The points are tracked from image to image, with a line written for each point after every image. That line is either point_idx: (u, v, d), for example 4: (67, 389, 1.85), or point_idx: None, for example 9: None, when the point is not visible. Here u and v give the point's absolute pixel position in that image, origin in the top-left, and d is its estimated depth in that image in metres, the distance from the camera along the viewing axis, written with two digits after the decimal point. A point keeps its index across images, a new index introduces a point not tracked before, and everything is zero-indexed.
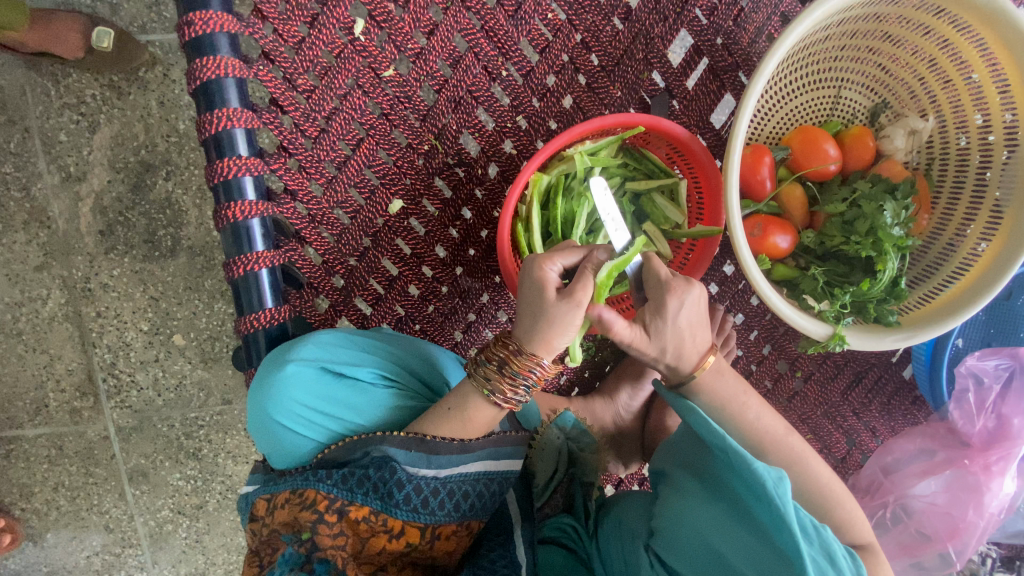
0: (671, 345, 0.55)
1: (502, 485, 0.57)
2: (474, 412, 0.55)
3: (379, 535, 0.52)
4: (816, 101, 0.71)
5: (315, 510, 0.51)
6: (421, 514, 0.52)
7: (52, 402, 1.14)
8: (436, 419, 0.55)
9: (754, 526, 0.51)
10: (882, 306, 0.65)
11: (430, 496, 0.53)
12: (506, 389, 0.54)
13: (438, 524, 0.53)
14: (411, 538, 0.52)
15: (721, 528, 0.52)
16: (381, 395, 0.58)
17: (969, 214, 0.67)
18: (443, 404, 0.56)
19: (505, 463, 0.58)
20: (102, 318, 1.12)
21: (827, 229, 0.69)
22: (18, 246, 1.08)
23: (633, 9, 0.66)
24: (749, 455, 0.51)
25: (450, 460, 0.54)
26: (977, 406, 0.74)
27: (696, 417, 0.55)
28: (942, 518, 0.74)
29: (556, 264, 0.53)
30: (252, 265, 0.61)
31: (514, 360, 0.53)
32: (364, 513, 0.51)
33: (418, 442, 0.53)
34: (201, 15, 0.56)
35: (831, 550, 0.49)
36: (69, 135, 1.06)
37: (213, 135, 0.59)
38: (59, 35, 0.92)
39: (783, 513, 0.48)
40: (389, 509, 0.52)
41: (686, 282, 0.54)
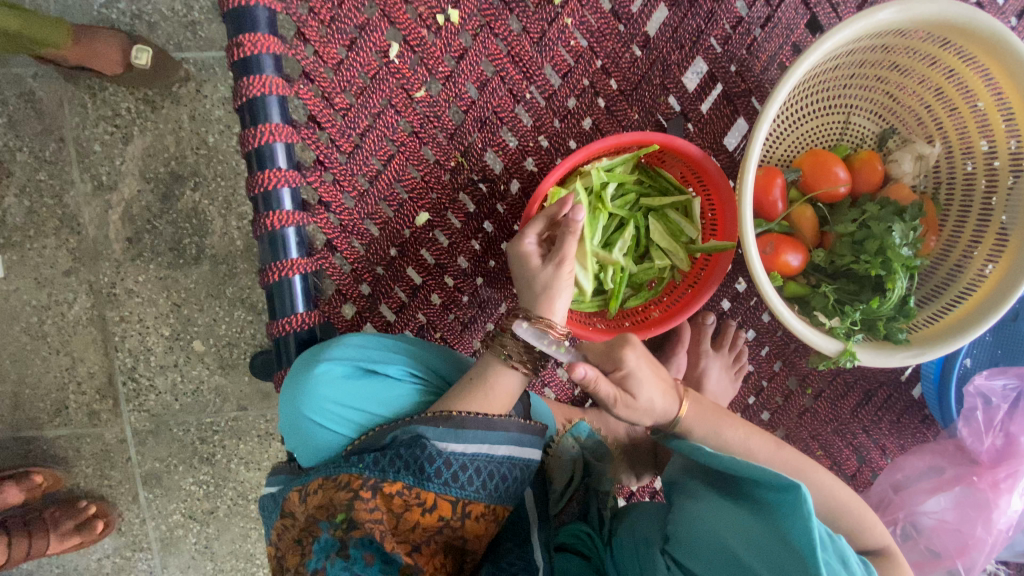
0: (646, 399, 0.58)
1: (524, 469, 0.59)
2: (495, 381, 0.58)
3: (412, 509, 0.53)
4: (826, 126, 0.74)
5: (351, 488, 0.53)
6: (452, 487, 0.54)
7: (73, 404, 1.17)
8: (459, 399, 0.57)
9: (773, 530, 0.51)
10: (891, 324, 0.67)
11: (459, 471, 0.54)
12: (519, 350, 0.58)
13: (468, 500, 0.55)
14: (442, 513, 0.54)
15: (738, 532, 0.53)
16: (408, 393, 0.60)
17: (976, 237, 0.70)
18: (466, 377, 0.59)
19: (529, 449, 0.59)
20: (125, 323, 1.15)
21: (838, 249, 0.71)
22: (48, 251, 1.12)
23: (651, 38, 0.70)
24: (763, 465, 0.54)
25: (477, 436, 0.55)
26: (985, 424, 0.75)
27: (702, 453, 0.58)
28: (951, 535, 0.74)
29: (530, 238, 0.61)
30: (286, 272, 0.64)
31: (520, 322, 0.59)
32: (397, 487, 0.53)
33: (445, 418, 0.55)
34: (249, 37, 0.60)
35: (845, 557, 0.51)
36: (103, 145, 1.11)
37: (255, 148, 0.62)
38: (99, 53, 0.96)
39: (800, 514, 0.50)
40: (422, 483, 0.53)
41: (623, 331, 0.59)
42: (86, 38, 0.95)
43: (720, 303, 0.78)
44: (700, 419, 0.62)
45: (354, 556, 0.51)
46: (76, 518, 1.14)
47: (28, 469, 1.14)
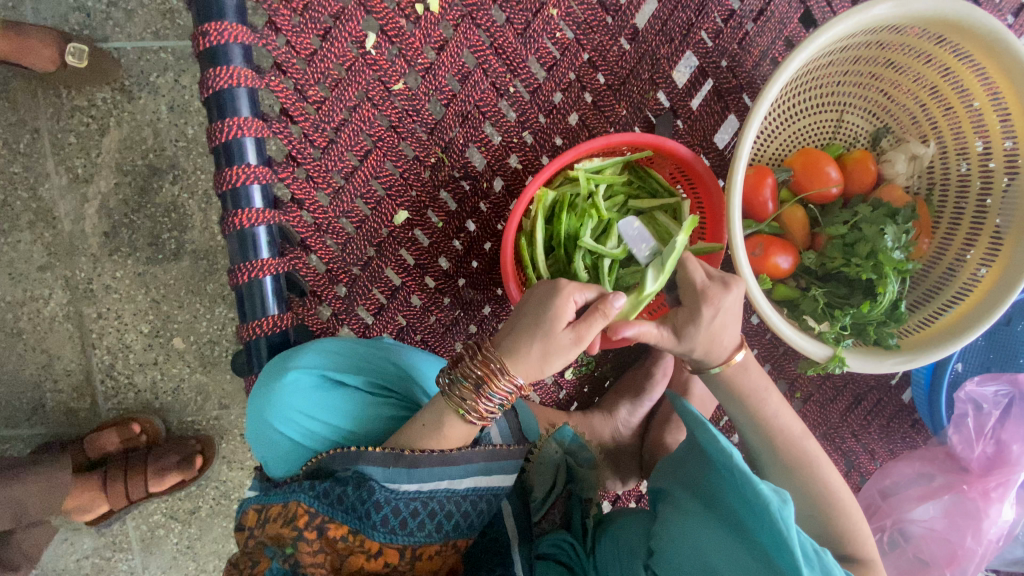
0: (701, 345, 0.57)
1: (487, 502, 0.57)
2: (449, 429, 0.55)
3: (357, 554, 0.51)
4: (818, 124, 0.71)
5: (295, 526, 0.50)
6: (399, 534, 0.52)
7: (50, 402, 1.14)
8: (414, 432, 0.55)
9: (751, 545, 0.51)
10: (881, 329, 0.66)
11: (408, 517, 0.52)
12: (482, 407, 0.54)
13: (417, 545, 0.53)
14: (389, 559, 0.52)
15: (720, 547, 0.52)
16: (378, 404, 0.59)
17: (970, 239, 0.68)
18: (419, 421, 0.55)
19: (494, 479, 0.58)
20: (102, 319, 1.12)
21: (828, 251, 0.69)
22: (22, 245, 1.09)
23: (640, 31, 0.68)
24: (753, 474, 0.52)
25: (432, 474, 0.54)
26: (976, 431, 0.73)
27: (705, 429, 0.57)
28: (940, 544, 0.73)
29: (575, 300, 0.53)
30: (256, 272, 0.61)
31: (495, 378, 0.52)
32: (342, 532, 0.51)
33: (396, 458, 0.53)
34: (216, 25, 0.57)
35: (832, 573, 0.49)
36: (78, 136, 1.07)
37: (223, 142, 0.59)
38: (33, 49, 0.94)
39: (785, 533, 0.48)
40: (366, 529, 0.51)
41: (723, 286, 0.56)
42: (16, 33, 0.93)
43: None
44: (733, 383, 0.60)
45: None
46: (182, 452, 1.10)
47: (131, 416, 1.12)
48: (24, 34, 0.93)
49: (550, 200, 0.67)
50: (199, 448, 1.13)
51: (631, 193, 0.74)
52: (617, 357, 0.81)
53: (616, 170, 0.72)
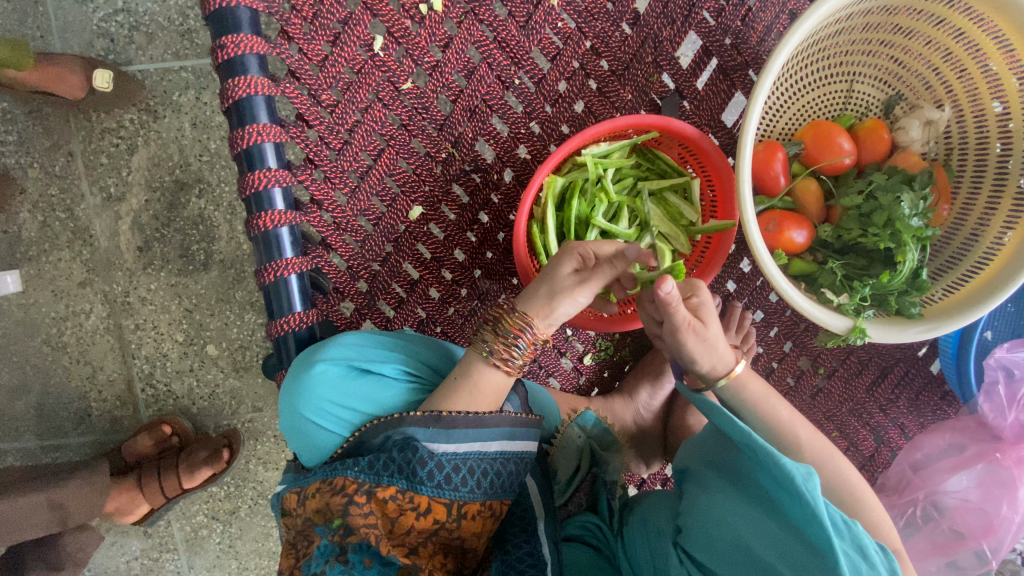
0: (702, 356, 0.58)
1: (516, 464, 0.59)
2: (479, 379, 0.58)
3: (406, 513, 0.53)
4: (828, 96, 0.71)
5: (345, 494, 0.53)
6: (445, 490, 0.54)
7: (95, 412, 1.20)
8: (445, 394, 0.58)
9: (782, 521, 0.52)
10: (903, 298, 0.65)
11: (451, 473, 0.55)
12: (503, 349, 0.58)
13: (462, 502, 0.55)
14: (438, 515, 0.54)
15: (753, 524, 0.53)
16: (403, 391, 0.60)
17: (991, 204, 0.66)
18: (450, 378, 0.59)
19: (522, 442, 0.59)
20: (140, 330, 1.18)
21: (844, 223, 0.68)
22: (62, 263, 1.15)
23: (641, 15, 0.68)
24: (777, 452, 0.52)
25: (467, 434, 0.56)
26: (1009, 399, 0.70)
27: (720, 415, 0.56)
28: (975, 515, 0.70)
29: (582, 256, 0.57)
30: (282, 272, 0.63)
31: (507, 317, 0.58)
32: (391, 492, 0.53)
33: (434, 419, 0.55)
34: (232, 38, 0.59)
35: (863, 544, 0.50)
36: (109, 157, 1.13)
37: (244, 149, 0.62)
38: (63, 76, 1.00)
39: (812, 507, 0.50)
40: (415, 487, 0.53)
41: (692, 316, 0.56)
42: (47, 62, 0.99)
43: (725, 285, 0.77)
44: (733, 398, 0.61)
45: (354, 561, 0.51)
46: (211, 446, 1.14)
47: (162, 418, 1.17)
48: (53, 63, 0.99)
49: (558, 185, 0.67)
50: (226, 442, 1.16)
51: (640, 175, 0.74)
52: (638, 341, 0.80)
53: (624, 153, 0.72)
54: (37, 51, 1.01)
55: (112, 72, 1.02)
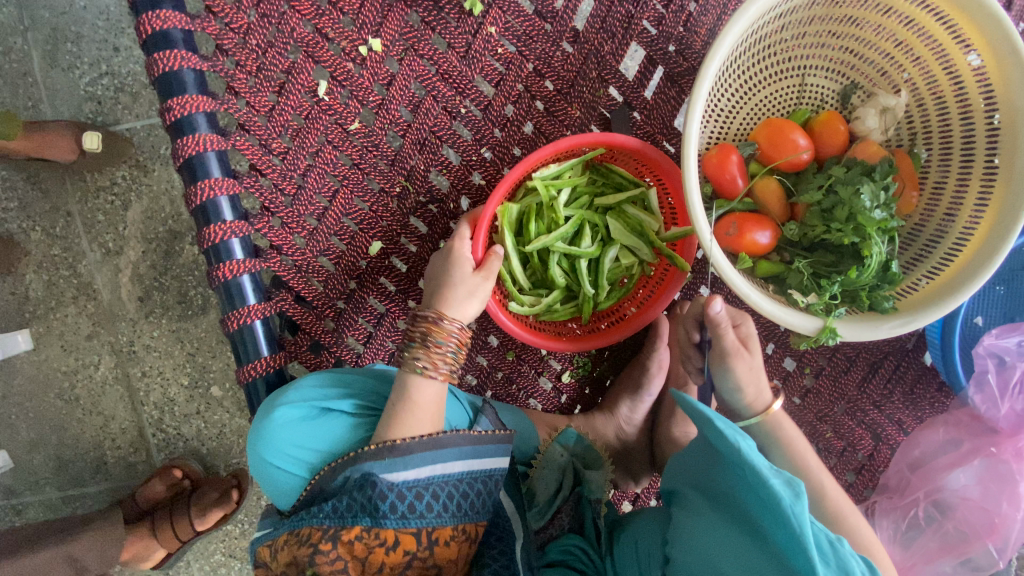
0: (747, 383, 0.66)
1: (485, 482, 0.59)
2: (418, 398, 0.59)
3: (375, 550, 0.53)
4: (780, 93, 0.70)
5: (311, 543, 0.53)
6: (411, 519, 0.55)
7: (110, 459, 1.23)
8: (389, 422, 0.58)
9: (768, 549, 0.49)
10: (876, 293, 0.63)
11: (415, 501, 0.55)
12: (433, 361, 0.60)
13: (431, 527, 0.56)
14: (407, 546, 0.54)
15: (737, 555, 0.50)
16: (359, 426, 0.61)
17: (961, 186, 0.64)
18: (392, 410, 0.59)
19: (487, 459, 0.60)
20: (147, 377, 1.22)
21: (809, 220, 0.66)
22: (70, 318, 1.20)
23: (580, 32, 0.68)
24: (764, 471, 0.48)
25: (426, 460, 0.56)
26: (1000, 389, 0.68)
27: (711, 426, 0.52)
28: (978, 513, 0.69)
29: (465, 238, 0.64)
30: (245, 319, 0.65)
31: (436, 327, 0.60)
32: (356, 532, 0.53)
33: (389, 450, 0.55)
34: (179, 101, 0.61)
35: (848, 567, 0.47)
36: (106, 214, 1.18)
37: (199, 205, 0.63)
38: (53, 143, 1.05)
39: (799, 533, 0.46)
40: (379, 522, 0.54)
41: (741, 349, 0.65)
42: (38, 131, 1.04)
43: (699, 291, 0.76)
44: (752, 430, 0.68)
45: None
46: (220, 487, 1.16)
47: (172, 462, 1.20)
48: (43, 131, 1.04)
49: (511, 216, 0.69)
50: (235, 482, 1.18)
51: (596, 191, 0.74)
52: (615, 354, 0.79)
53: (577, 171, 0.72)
54: (28, 122, 1.06)
55: (101, 134, 1.07)
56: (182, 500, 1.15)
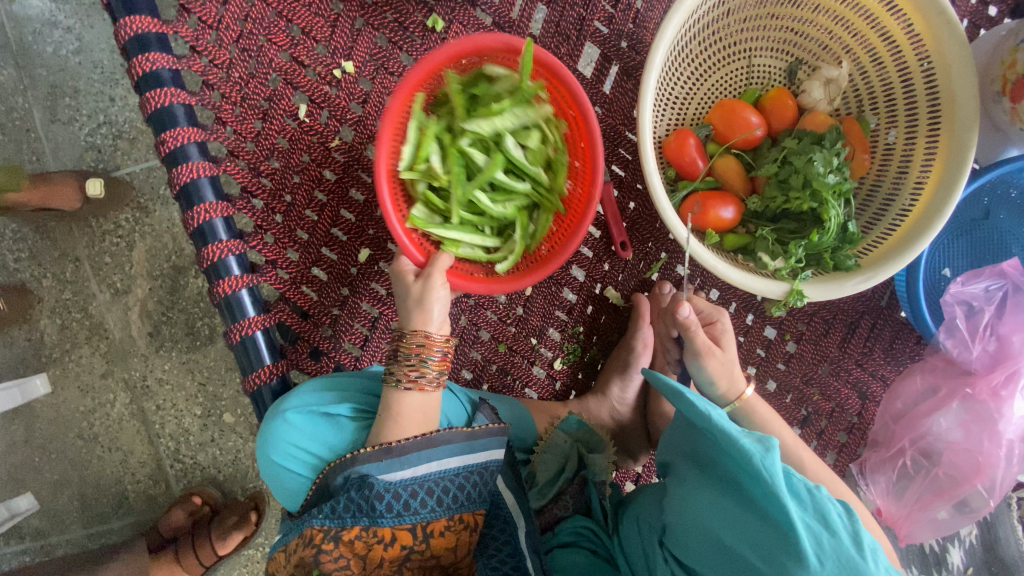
0: (720, 377, 0.69)
1: (480, 475, 0.63)
2: (400, 405, 0.61)
3: (374, 546, 0.58)
4: (730, 75, 0.74)
5: (314, 543, 0.57)
6: (405, 516, 0.59)
7: (131, 493, 1.27)
8: (386, 424, 0.61)
9: (747, 501, 0.51)
10: (839, 253, 0.66)
11: (409, 499, 0.59)
12: (409, 370, 0.61)
13: (425, 522, 0.60)
14: (404, 541, 0.59)
15: (720, 513, 0.53)
16: (360, 430, 0.65)
17: (909, 144, 0.68)
18: (383, 415, 0.61)
19: (479, 454, 0.63)
20: (161, 410, 1.26)
21: (768, 192, 0.70)
22: (84, 359, 1.25)
23: (537, 38, 0.73)
24: (734, 432, 0.53)
25: (420, 459, 0.60)
26: (971, 332, 0.73)
27: (684, 399, 0.57)
28: (965, 456, 0.74)
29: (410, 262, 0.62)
30: (247, 330, 0.69)
31: (404, 344, 0.61)
32: (356, 532, 0.58)
33: (385, 451, 0.59)
34: (171, 133, 0.67)
35: (825, 511, 0.49)
36: (112, 255, 1.23)
37: (197, 227, 0.68)
38: (59, 191, 1.11)
39: (770, 480, 0.50)
40: (376, 521, 0.58)
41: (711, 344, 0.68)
42: (43, 181, 1.10)
43: (677, 270, 0.79)
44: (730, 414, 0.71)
45: None
46: (239, 510, 1.18)
47: (191, 491, 1.23)
48: (49, 181, 1.10)
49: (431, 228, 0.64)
50: (253, 504, 1.21)
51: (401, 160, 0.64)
52: (603, 338, 0.82)
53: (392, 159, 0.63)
54: (34, 174, 1.13)
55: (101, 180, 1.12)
56: (202, 526, 1.18)
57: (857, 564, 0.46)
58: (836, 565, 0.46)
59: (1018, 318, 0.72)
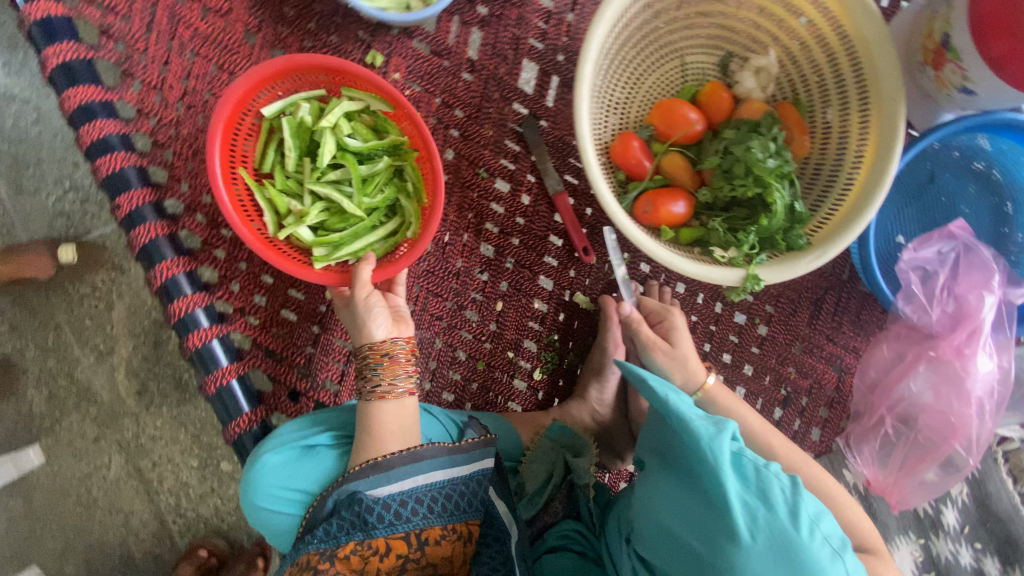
0: (674, 370, 0.76)
1: (468, 482, 0.64)
2: (378, 418, 0.63)
3: (370, 559, 0.59)
4: (666, 75, 0.76)
5: (310, 567, 0.57)
6: (398, 525, 0.60)
7: (136, 554, 1.26)
8: (369, 441, 0.62)
9: (693, 484, 0.53)
10: (789, 234, 0.68)
11: (400, 509, 0.60)
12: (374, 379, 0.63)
13: (419, 530, 0.61)
14: (399, 550, 0.60)
15: (670, 497, 0.55)
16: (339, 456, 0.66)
17: (844, 121, 0.70)
18: (366, 432, 0.63)
19: (467, 462, 0.64)
20: (158, 466, 1.25)
21: (715, 183, 0.72)
22: (76, 424, 1.24)
23: (476, 61, 0.75)
24: (683, 416, 0.55)
25: (406, 471, 0.61)
26: (927, 297, 0.74)
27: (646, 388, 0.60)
28: (940, 418, 0.75)
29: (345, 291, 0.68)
30: (221, 380, 0.69)
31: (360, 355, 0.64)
32: (350, 548, 0.58)
33: (371, 467, 0.60)
34: (125, 197, 0.68)
35: (765, 490, 0.50)
36: (92, 318, 1.23)
37: (161, 284, 0.68)
38: (31, 262, 1.12)
39: (709, 460, 0.51)
40: (369, 534, 0.59)
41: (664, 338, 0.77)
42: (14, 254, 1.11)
43: (641, 268, 0.82)
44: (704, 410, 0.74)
45: None
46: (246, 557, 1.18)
47: (196, 544, 1.22)
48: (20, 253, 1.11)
49: (335, 255, 0.67)
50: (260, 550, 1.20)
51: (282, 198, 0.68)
52: (578, 343, 0.83)
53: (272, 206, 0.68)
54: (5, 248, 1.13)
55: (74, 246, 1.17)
56: None
57: (790, 536, 0.47)
58: (772, 539, 0.48)
59: (971, 277, 0.73)
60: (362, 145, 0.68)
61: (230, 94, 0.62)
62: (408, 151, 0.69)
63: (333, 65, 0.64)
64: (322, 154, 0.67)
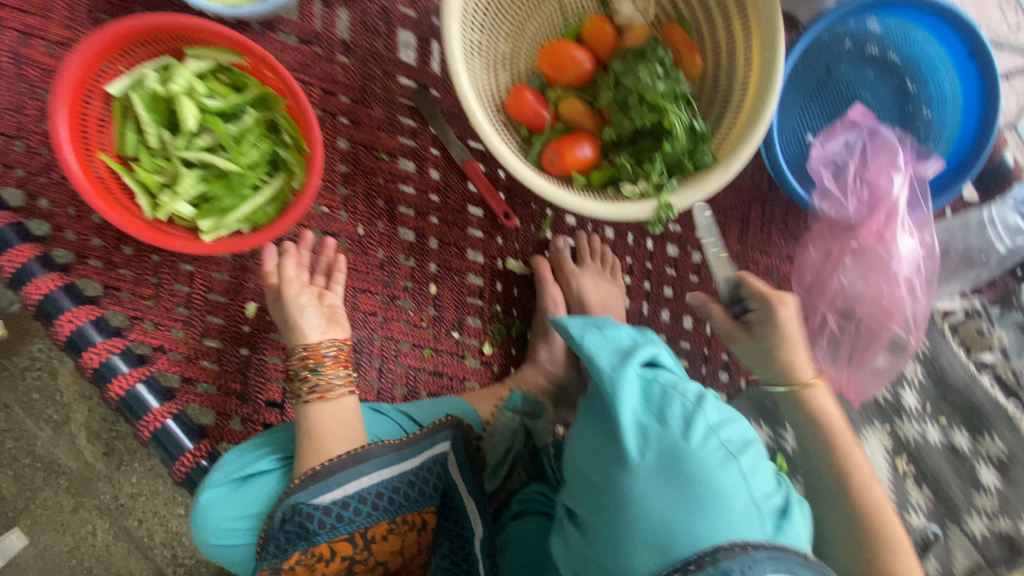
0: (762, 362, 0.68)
1: (415, 476, 0.63)
2: (314, 423, 0.63)
3: (316, 565, 0.59)
4: (545, 18, 0.73)
5: None
6: (341, 527, 0.60)
7: None
8: (312, 451, 0.62)
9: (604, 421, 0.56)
10: (696, 155, 0.66)
11: (343, 513, 0.60)
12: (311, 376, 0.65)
13: (364, 529, 0.61)
14: (344, 551, 0.60)
15: (587, 438, 0.57)
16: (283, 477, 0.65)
17: (727, 29, 0.67)
18: (309, 440, 0.62)
19: (413, 458, 0.63)
20: (145, 522, 1.21)
21: (616, 118, 0.69)
22: (49, 500, 1.19)
23: (348, 41, 0.72)
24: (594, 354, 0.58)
25: (349, 476, 0.60)
26: (841, 190, 0.74)
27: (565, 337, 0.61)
28: (877, 306, 0.76)
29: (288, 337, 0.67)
30: (155, 423, 0.66)
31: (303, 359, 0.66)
32: (295, 557, 0.59)
33: (311, 478, 0.59)
34: (4, 256, 0.63)
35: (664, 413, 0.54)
36: (39, 390, 1.19)
37: (67, 338, 0.65)
38: None
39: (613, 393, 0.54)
40: (312, 541, 0.59)
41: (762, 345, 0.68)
42: None
43: (567, 221, 0.82)
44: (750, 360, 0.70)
45: None
46: None
47: None
48: None
49: (225, 222, 0.66)
50: None
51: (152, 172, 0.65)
52: (522, 304, 0.83)
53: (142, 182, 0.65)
54: None
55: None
56: None
57: (680, 449, 0.51)
58: (661, 456, 0.51)
59: (880, 161, 0.74)
60: (222, 103, 0.65)
61: (65, 76, 0.59)
62: (274, 98, 0.67)
63: (169, 23, 0.61)
64: (184, 120, 0.64)
